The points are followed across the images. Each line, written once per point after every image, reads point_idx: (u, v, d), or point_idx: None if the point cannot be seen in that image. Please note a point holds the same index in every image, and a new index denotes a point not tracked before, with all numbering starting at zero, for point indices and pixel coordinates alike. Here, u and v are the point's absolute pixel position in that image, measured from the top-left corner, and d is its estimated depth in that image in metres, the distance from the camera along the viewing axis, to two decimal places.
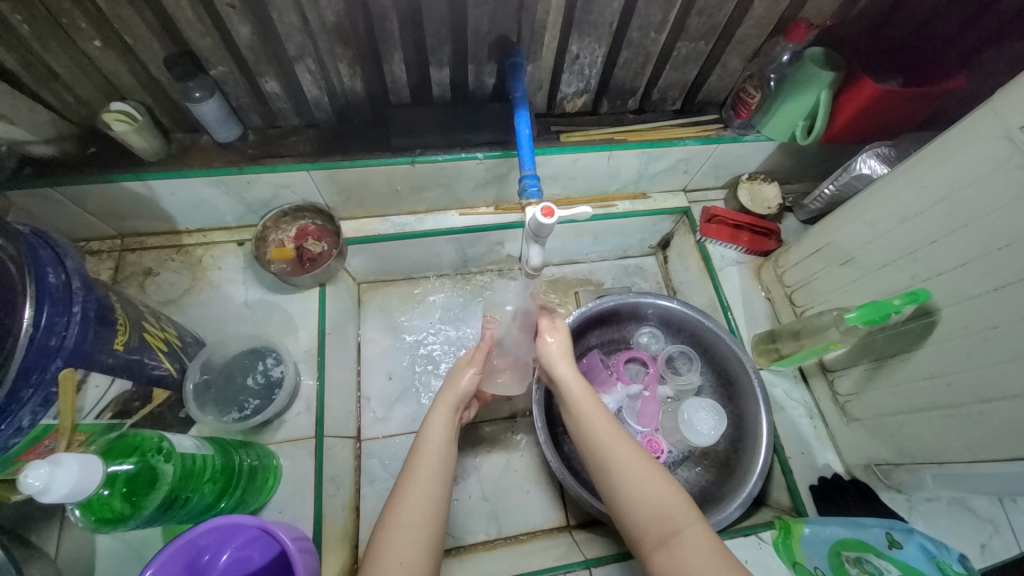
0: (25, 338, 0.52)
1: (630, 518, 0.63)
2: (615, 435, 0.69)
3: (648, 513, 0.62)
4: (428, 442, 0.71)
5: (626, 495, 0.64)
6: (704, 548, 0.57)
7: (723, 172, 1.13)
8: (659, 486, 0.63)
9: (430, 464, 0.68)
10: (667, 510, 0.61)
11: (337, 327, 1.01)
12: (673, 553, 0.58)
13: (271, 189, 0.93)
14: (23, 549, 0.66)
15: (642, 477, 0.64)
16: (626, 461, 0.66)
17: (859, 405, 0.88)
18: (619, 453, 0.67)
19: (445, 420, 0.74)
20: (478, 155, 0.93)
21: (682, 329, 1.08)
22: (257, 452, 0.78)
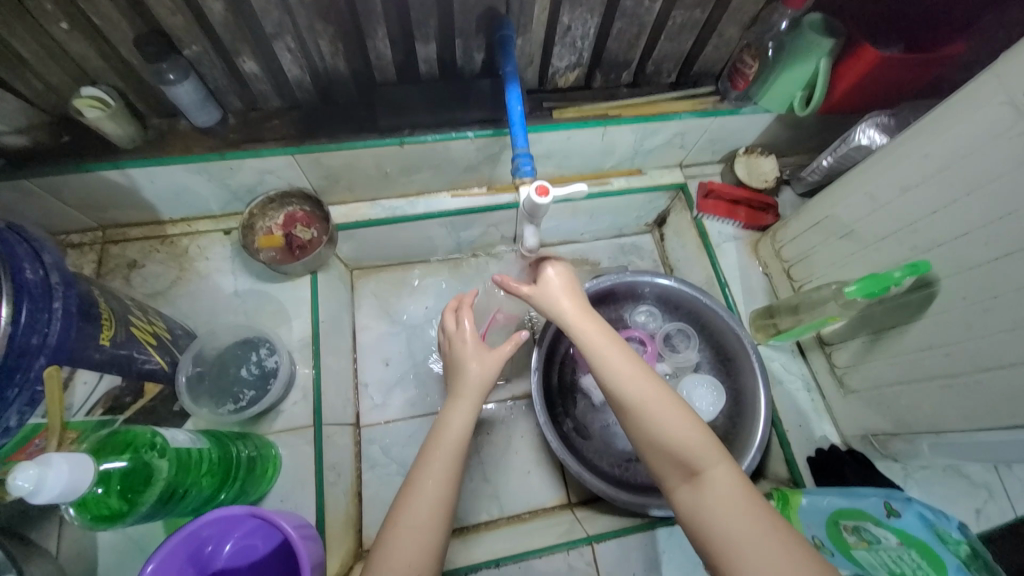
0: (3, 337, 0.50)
1: (651, 457, 0.62)
2: (635, 378, 0.65)
3: (669, 452, 0.60)
4: (446, 431, 0.69)
5: (647, 436, 0.62)
6: (729, 484, 0.57)
7: (719, 146, 1.11)
8: (680, 423, 0.61)
9: (448, 454, 0.67)
10: (690, 449, 0.60)
11: (331, 315, 0.99)
12: (697, 491, 0.58)
13: (256, 175, 0.90)
14: (21, 547, 0.65)
15: (662, 415, 0.62)
16: (645, 401, 0.63)
17: (857, 377, 0.88)
18: (637, 393, 0.63)
19: (468, 415, 0.71)
20: (470, 134, 0.90)
21: (680, 307, 1.08)
22: (256, 443, 0.78)
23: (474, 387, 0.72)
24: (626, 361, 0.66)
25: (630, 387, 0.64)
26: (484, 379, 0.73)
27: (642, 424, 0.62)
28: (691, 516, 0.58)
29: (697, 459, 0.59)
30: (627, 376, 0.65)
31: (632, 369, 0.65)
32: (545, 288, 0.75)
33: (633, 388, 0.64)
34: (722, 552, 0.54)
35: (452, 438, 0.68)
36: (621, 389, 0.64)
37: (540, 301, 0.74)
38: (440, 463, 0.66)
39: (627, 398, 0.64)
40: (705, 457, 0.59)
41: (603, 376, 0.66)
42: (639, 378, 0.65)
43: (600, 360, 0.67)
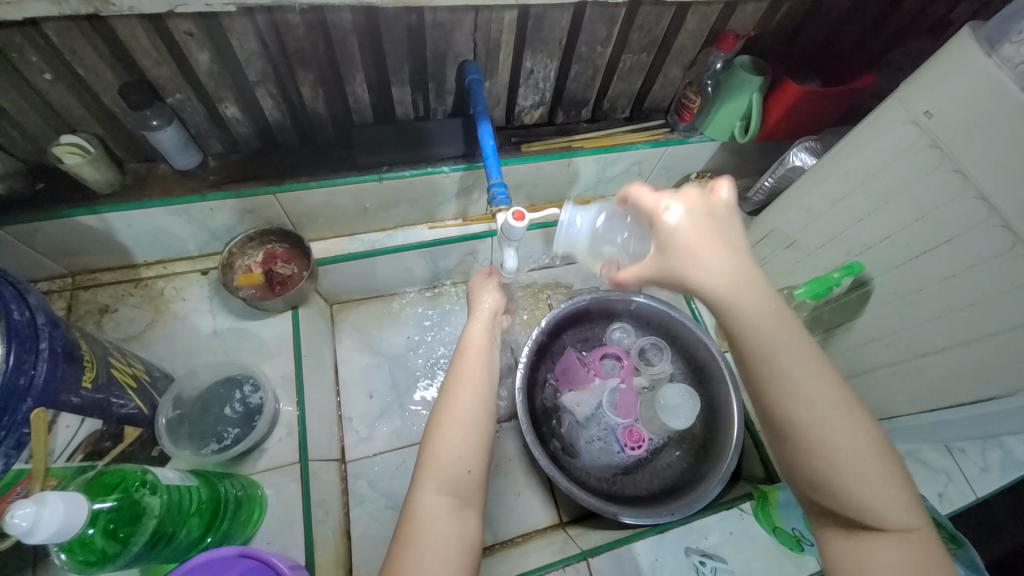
0: None
1: (838, 505, 0.52)
2: (835, 417, 0.52)
3: (859, 503, 0.51)
4: (468, 344, 0.73)
5: (833, 479, 0.52)
6: (910, 547, 0.51)
7: (673, 173, 1.21)
8: (880, 475, 0.51)
9: (475, 366, 0.70)
10: (884, 507, 0.51)
11: (312, 349, 0.99)
12: (867, 545, 0.52)
13: (236, 214, 0.92)
14: None
15: (864, 462, 0.51)
16: (847, 448, 0.51)
17: None
18: (838, 441, 0.51)
19: (482, 331, 0.75)
20: (445, 168, 0.97)
21: (651, 322, 1.15)
22: (239, 482, 0.76)
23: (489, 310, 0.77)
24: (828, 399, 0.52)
25: (828, 420, 0.52)
26: (494, 299, 0.79)
27: (833, 468, 0.52)
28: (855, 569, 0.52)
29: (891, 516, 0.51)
30: (827, 417, 0.52)
31: (833, 408, 0.52)
32: (680, 239, 0.56)
33: (838, 433, 0.52)
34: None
35: (476, 345, 0.73)
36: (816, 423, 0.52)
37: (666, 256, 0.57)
38: (471, 364, 0.70)
39: (820, 432, 0.51)
40: (903, 519, 0.51)
41: (795, 404, 0.52)
42: (842, 418, 0.52)
43: (802, 386, 0.52)
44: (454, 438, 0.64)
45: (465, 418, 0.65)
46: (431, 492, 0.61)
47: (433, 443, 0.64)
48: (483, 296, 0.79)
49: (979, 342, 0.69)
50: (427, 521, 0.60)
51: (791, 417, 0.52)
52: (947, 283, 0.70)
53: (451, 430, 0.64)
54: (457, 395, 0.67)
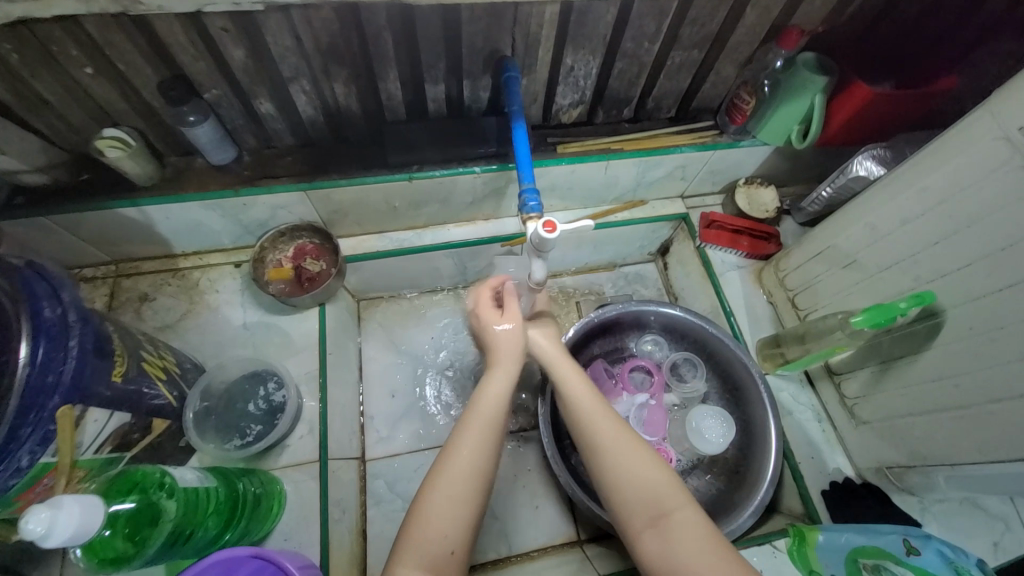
0: (20, 379, 0.51)
1: (624, 503, 0.63)
2: (601, 414, 0.68)
3: (642, 497, 0.62)
4: (484, 404, 0.67)
5: (615, 480, 0.64)
6: (696, 530, 0.60)
7: (720, 177, 1.14)
8: (654, 469, 0.64)
9: (484, 428, 0.65)
10: (663, 496, 0.62)
11: (337, 346, 1.00)
12: (665, 538, 0.60)
13: (268, 210, 0.92)
14: None
15: (634, 460, 0.64)
16: (615, 446, 0.65)
17: (869, 408, 0.87)
18: (603, 435, 0.66)
19: (502, 386, 0.68)
20: (476, 168, 0.94)
21: (686, 336, 1.09)
22: (256, 480, 0.76)
23: (514, 357, 0.71)
24: (592, 401, 0.69)
25: (601, 422, 0.67)
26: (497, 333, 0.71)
27: (611, 471, 0.64)
28: (659, 562, 0.59)
29: (663, 502, 0.62)
30: (596, 419, 0.67)
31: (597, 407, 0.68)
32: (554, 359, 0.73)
33: (597, 427, 0.67)
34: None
35: (491, 410, 0.67)
36: (592, 427, 0.67)
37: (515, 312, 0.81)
38: (479, 430, 0.65)
39: (597, 435, 0.67)
40: (672, 499, 0.62)
41: (580, 424, 0.68)
42: (603, 416, 0.68)
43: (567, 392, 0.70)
44: (440, 515, 0.60)
45: (456, 494, 0.61)
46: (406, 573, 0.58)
47: (417, 517, 0.61)
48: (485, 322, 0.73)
49: None
50: None
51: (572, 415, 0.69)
52: None
53: (441, 507, 0.61)
54: (451, 465, 0.63)
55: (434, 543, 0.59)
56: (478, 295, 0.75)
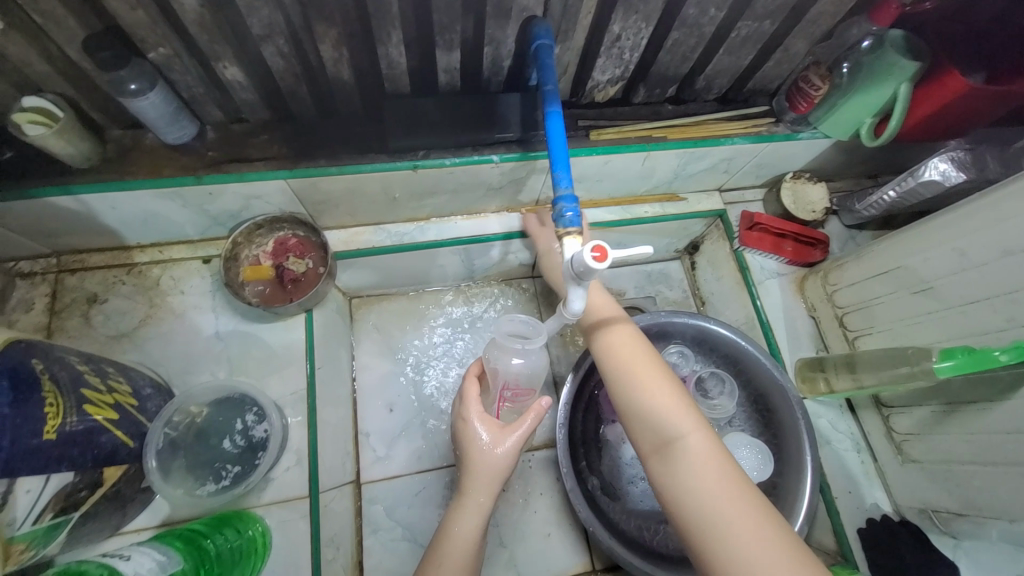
0: None
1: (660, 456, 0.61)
2: (650, 372, 0.66)
3: (650, 424, 0.63)
4: (453, 539, 0.66)
5: (656, 431, 0.62)
6: (702, 451, 0.59)
7: (766, 171, 1.00)
8: (667, 396, 0.63)
9: (465, 556, 0.65)
10: (671, 421, 0.61)
11: (327, 356, 0.87)
12: (670, 462, 0.59)
13: (241, 200, 0.76)
14: None
15: (652, 388, 0.65)
16: (637, 372, 0.67)
17: (920, 447, 0.80)
18: (648, 389, 0.65)
19: (476, 519, 0.67)
20: (494, 158, 0.78)
21: (716, 350, 0.99)
22: (230, 530, 0.67)
23: (493, 479, 0.67)
24: (647, 365, 0.67)
25: (623, 358, 0.69)
26: (480, 452, 0.68)
27: (650, 421, 0.63)
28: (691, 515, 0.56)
29: (669, 429, 0.61)
30: (641, 378, 0.66)
31: (648, 369, 0.67)
32: (610, 359, 0.70)
33: (643, 387, 0.65)
34: (706, 533, 0.54)
35: (467, 540, 0.66)
36: (616, 358, 0.69)
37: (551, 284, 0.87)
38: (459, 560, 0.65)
39: (619, 363, 0.69)
40: (709, 457, 0.58)
41: (606, 361, 0.70)
42: (651, 376, 0.66)
43: (617, 355, 0.69)
44: None
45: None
46: None
47: None
48: (473, 417, 0.70)
49: None
50: None
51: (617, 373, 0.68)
52: None
53: None
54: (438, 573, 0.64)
55: None
56: (468, 388, 0.72)
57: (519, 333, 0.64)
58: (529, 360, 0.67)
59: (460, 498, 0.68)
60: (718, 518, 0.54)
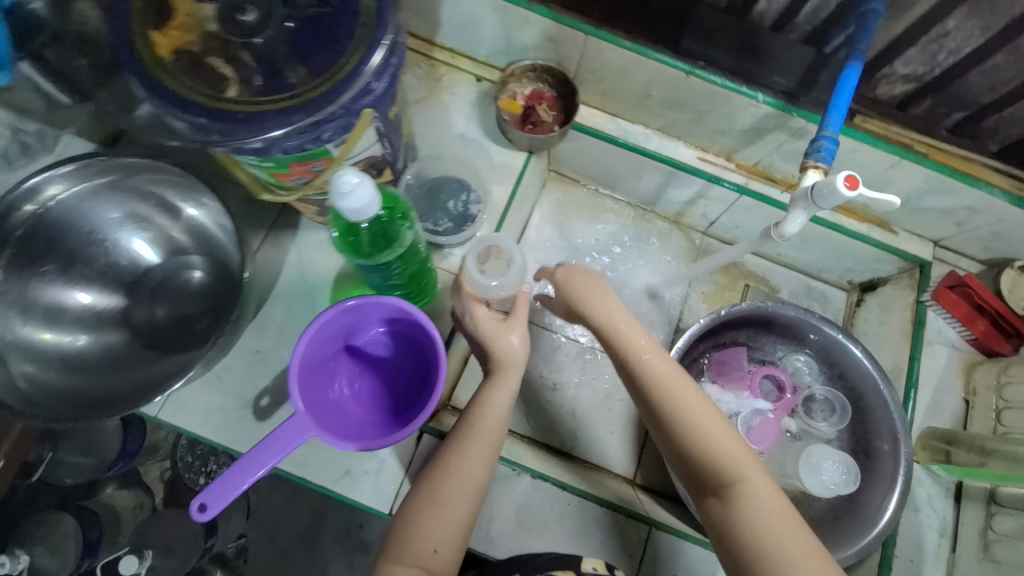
0: (367, 67, 0.54)
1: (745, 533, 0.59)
2: (723, 434, 0.64)
3: (734, 495, 0.61)
4: (486, 410, 0.69)
5: (737, 500, 0.61)
6: (779, 517, 0.59)
7: (998, 246, 0.95)
8: (745, 464, 0.62)
9: (486, 438, 0.67)
10: (755, 492, 0.60)
11: (522, 197, 1.03)
12: (727, 501, 0.61)
13: (540, 39, 0.92)
14: (181, 337, 0.79)
15: (728, 454, 0.62)
16: (687, 409, 0.65)
17: (1014, 554, 0.77)
18: (728, 453, 0.63)
19: (505, 398, 0.70)
20: (759, 96, 0.84)
21: (843, 378, 0.98)
22: (431, 264, 0.85)
23: (517, 366, 0.72)
24: (719, 427, 0.64)
25: (695, 413, 0.64)
26: (495, 348, 0.72)
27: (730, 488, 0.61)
28: None
29: (729, 472, 0.62)
30: (717, 443, 0.63)
31: (721, 431, 0.64)
32: (681, 407, 0.65)
33: (719, 450, 0.63)
34: None
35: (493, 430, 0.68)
36: (660, 390, 0.66)
37: (568, 305, 0.76)
38: (485, 439, 0.67)
39: (670, 395, 0.66)
40: (793, 532, 0.58)
41: (643, 390, 0.67)
42: (727, 440, 0.63)
43: (684, 407, 0.65)
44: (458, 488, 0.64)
45: (484, 450, 0.66)
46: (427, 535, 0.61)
47: (444, 470, 0.65)
48: (482, 322, 0.72)
49: None
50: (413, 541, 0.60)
51: (685, 429, 0.64)
52: None
53: (454, 490, 0.63)
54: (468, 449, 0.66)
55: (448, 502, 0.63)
56: (468, 297, 0.73)
57: (500, 249, 0.74)
58: (509, 274, 0.73)
59: (487, 386, 0.71)
60: (788, 564, 0.56)
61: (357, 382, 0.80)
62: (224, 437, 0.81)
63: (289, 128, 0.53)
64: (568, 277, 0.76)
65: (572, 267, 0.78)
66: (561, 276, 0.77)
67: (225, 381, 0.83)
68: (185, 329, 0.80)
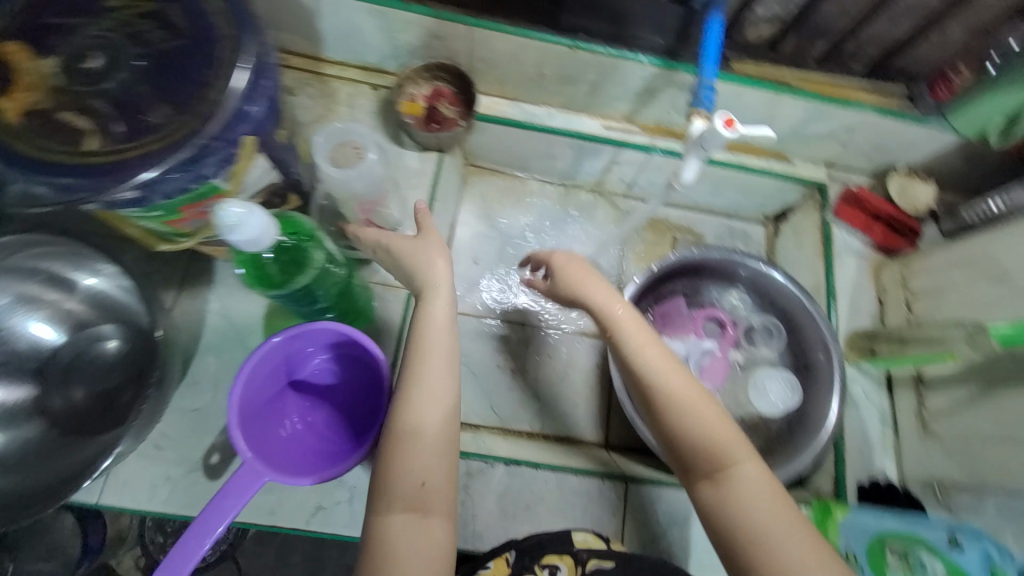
0: (236, 95, 0.53)
1: (730, 506, 0.61)
2: (707, 412, 0.65)
3: (719, 469, 0.63)
4: (431, 376, 0.64)
5: (721, 477, 0.62)
6: (761, 489, 0.61)
7: (879, 157, 1.04)
8: (729, 440, 0.64)
9: (443, 405, 0.63)
10: (739, 466, 0.62)
11: (443, 196, 1.03)
12: (713, 478, 0.63)
13: (425, 37, 0.92)
14: (101, 416, 0.74)
15: (713, 432, 0.64)
16: (682, 395, 0.66)
17: (945, 424, 0.85)
18: (711, 431, 0.64)
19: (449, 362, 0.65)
20: (642, 57, 0.89)
21: (774, 304, 1.06)
22: (361, 281, 0.84)
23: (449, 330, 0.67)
24: (702, 407, 0.65)
25: (679, 394, 0.66)
26: (412, 257, 0.70)
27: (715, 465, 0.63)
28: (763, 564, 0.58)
29: (723, 455, 0.63)
30: (701, 420, 0.64)
31: (704, 410, 0.65)
32: (666, 388, 0.66)
33: (704, 428, 0.64)
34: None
35: (432, 432, 0.61)
36: (657, 377, 0.67)
37: (564, 296, 0.78)
38: (440, 401, 0.63)
39: (657, 380, 0.67)
40: (775, 501, 0.60)
41: (642, 376, 0.68)
42: (711, 418, 0.65)
43: (670, 389, 0.66)
44: (423, 456, 0.60)
45: (437, 419, 0.62)
46: (394, 512, 0.58)
47: (400, 448, 0.60)
48: (404, 249, 0.70)
49: None
50: (389, 539, 0.57)
51: (673, 412, 0.65)
52: None
53: (417, 462, 0.60)
54: (421, 415, 0.62)
55: (415, 474, 0.59)
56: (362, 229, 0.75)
57: (353, 144, 0.76)
58: (363, 165, 0.75)
59: (418, 359, 0.65)
60: (769, 529, 0.59)
61: (310, 415, 0.79)
62: (176, 507, 0.75)
63: (162, 169, 0.50)
64: (565, 274, 0.78)
65: (569, 256, 0.81)
66: (556, 267, 0.80)
67: (165, 449, 0.77)
68: (104, 407, 0.74)
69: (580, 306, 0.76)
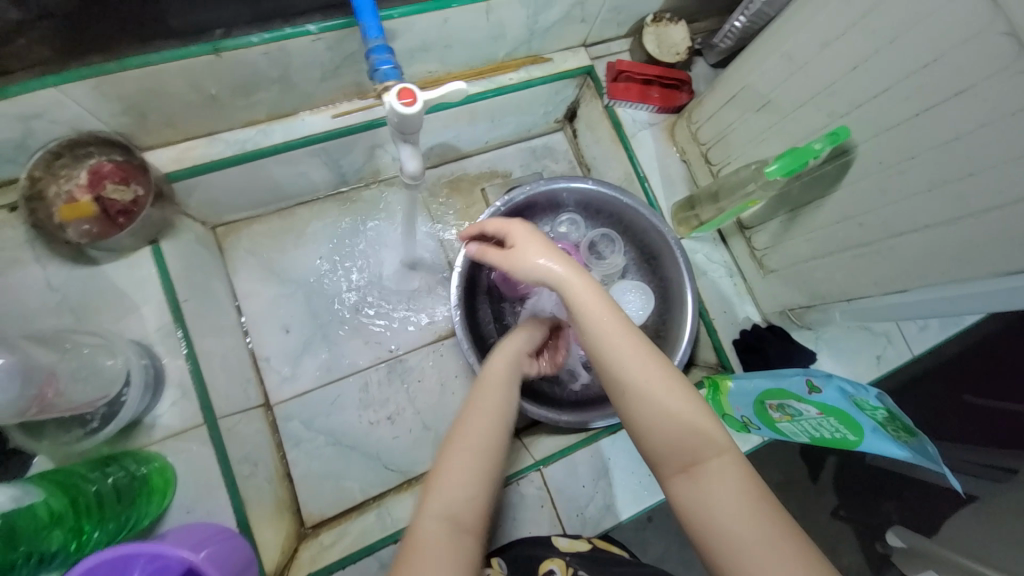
0: None
1: (703, 509, 0.49)
2: (679, 402, 0.52)
3: (689, 462, 0.51)
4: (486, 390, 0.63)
5: (694, 472, 0.50)
6: (739, 484, 0.49)
7: (625, 17, 0.96)
8: (702, 426, 0.52)
9: (486, 424, 0.59)
10: (713, 456, 0.50)
11: (195, 288, 0.82)
12: (690, 475, 0.50)
13: (14, 123, 0.65)
14: None
15: (684, 422, 0.52)
16: (652, 388, 0.53)
17: (776, 257, 0.88)
18: (680, 423, 0.52)
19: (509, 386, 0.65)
20: (310, 27, 0.69)
21: (601, 211, 1.00)
22: (116, 469, 0.66)
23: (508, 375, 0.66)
24: (670, 397, 0.53)
25: (641, 380, 0.53)
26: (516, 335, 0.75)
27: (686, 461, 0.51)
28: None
29: (699, 446, 0.51)
30: (669, 410, 0.52)
31: (673, 398, 0.53)
32: (624, 373, 0.54)
33: (671, 419, 0.52)
34: None
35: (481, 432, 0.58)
36: (622, 365, 0.54)
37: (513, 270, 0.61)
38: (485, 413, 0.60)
39: (618, 366, 0.54)
40: (749, 496, 0.48)
41: (606, 365, 0.55)
42: (682, 409, 0.52)
43: (636, 374, 0.53)
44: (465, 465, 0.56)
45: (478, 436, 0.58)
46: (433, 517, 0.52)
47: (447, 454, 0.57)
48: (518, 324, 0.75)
49: (965, 221, 0.58)
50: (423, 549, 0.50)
51: (640, 399, 0.53)
52: (944, 148, 0.57)
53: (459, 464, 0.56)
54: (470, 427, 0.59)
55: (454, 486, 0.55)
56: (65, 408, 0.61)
57: None
58: None
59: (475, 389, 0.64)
60: (745, 540, 0.46)
61: None
62: None
63: None
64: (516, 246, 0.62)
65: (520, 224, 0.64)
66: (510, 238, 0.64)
67: None
68: None
69: (537, 281, 0.60)
